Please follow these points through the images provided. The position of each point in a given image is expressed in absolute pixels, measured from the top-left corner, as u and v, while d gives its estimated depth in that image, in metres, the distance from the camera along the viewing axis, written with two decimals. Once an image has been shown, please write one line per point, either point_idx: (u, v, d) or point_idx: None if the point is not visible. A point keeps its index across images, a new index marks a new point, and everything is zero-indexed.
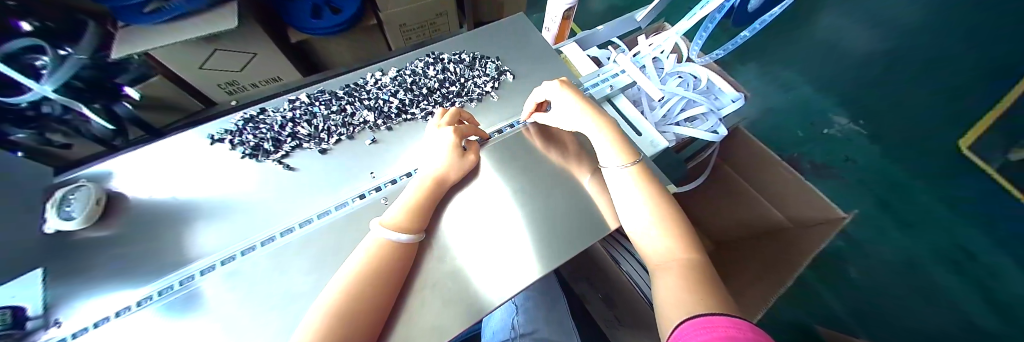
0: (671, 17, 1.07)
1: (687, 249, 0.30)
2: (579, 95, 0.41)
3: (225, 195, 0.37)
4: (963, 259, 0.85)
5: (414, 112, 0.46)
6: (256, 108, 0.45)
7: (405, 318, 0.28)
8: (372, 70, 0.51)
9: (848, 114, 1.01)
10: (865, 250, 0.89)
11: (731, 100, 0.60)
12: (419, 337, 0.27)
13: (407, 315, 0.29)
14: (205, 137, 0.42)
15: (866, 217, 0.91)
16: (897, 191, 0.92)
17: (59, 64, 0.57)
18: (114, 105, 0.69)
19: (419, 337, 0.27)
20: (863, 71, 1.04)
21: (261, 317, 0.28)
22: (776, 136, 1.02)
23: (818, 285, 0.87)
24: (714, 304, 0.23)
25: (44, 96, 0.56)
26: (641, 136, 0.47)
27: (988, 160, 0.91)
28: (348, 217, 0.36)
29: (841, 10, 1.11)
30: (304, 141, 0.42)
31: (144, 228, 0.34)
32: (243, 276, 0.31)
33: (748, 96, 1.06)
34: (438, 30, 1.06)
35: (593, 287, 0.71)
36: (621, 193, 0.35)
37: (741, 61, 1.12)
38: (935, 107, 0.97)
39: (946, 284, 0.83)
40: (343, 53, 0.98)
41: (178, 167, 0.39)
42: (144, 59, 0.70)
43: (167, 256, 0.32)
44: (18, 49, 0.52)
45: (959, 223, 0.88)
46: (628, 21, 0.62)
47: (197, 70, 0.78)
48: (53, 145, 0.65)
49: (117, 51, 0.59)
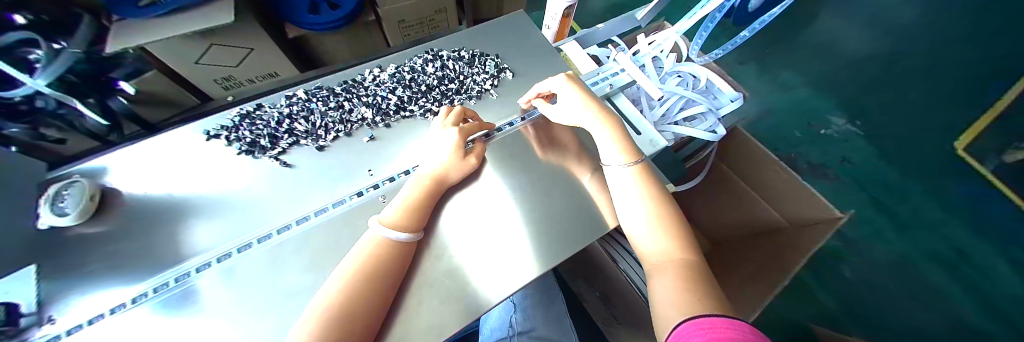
0: (671, 16, 1.07)
1: (685, 249, 0.30)
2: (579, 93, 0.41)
3: (221, 192, 0.37)
4: (955, 259, 0.86)
5: (412, 109, 0.46)
6: (253, 104, 0.45)
7: (403, 317, 0.28)
8: (370, 66, 0.51)
9: (845, 115, 1.01)
10: (859, 249, 0.89)
11: (730, 100, 0.60)
12: (417, 336, 0.27)
13: (405, 315, 0.29)
14: (201, 133, 0.41)
15: (861, 217, 0.91)
16: (892, 191, 0.93)
17: (53, 58, 0.56)
18: (109, 100, 0.69)
19: (418, 336, 0.27)
20: (861, 72, 1.04)
21: (258, 314, 0.28)
22: (774, 135, 1.02)
23: (813, 284, 0.88)
24: (712, 305, 0.23)
25: (38, 91, 0.56)
26: (640, 135, 0.47)
27: (981, 162, 0.92)
28: (345, 215, 0.36)
29: (839, 11, 1.11)
30: (301, 137, 0.41)
31: (138, 224, 0.34)
32: (239, 274, 0.31)
33: (747, 96, 1.07)
34: (438, 27, 1.05)
35: (591, 285, 0.71)
36: (620, 193, 0.35)
37: (740, 61, 1.12)
38: (931, 108, 0.98)
39: (940, 284, 0.84)
40: (341, 49, 0.97)
41: (173, 163, 0.38)
42: (139, 52, 0.69)
43: (162, 253, 0.32)
44: (12, 43, 0.52)
45: (953, 223, 0.89)
46: (628, 19, 0.62)
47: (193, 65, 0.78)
48: (46, 139, 0.64)
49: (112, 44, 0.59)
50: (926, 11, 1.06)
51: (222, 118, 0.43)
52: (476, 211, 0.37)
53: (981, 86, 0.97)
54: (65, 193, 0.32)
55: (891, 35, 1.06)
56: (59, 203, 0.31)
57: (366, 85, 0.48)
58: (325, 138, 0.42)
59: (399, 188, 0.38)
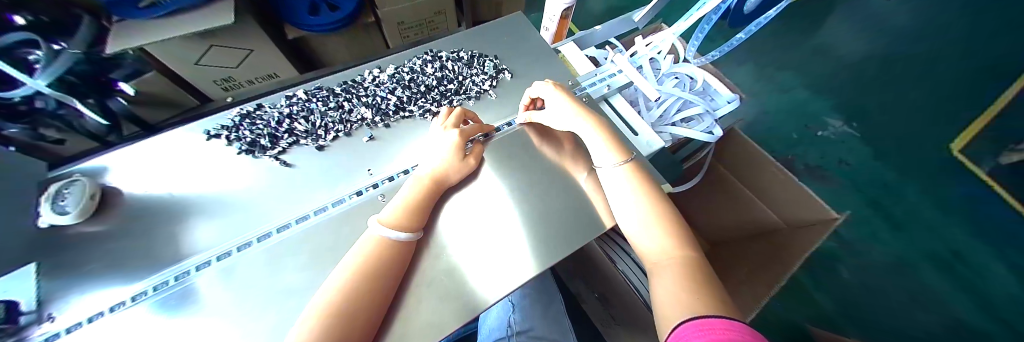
0: (669, 18, 1.08)
1: (683, 249, 0.30)
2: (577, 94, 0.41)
3: (222, 191, 0.37)
4: (951, 260, 0.86)
5: (411, 109, 0.46)
6: (253, 104, 0.45)
7: (403, 316, 0.29)
8: (370, 66, 0.51)
9: (842, 117, 1.02)
10: (857, 250, 0.90)
11: (727, 101, 0.60)
12: (417, 334, 0.27)
13: (405, 314, 0.29)
14: (201, 133, 0.42)
15: (858, 218, 0.92)
16: (889, 192, 0.93)
17: (53, 59, 0.56)
18: (108, 101, 0.69)
19: (417, 334, 0.27)
20: (857, 75, 1.05)
21: (259, 311, 0.29)
22: (772, 137, 1.02)
23: (810, 284, 0.88)
24: (710, 304, 0.24)
25: (38, 91, 0.56)
26: (637, 136, 0.47)
27: (976, 163, 0.92)
28: (345, 214, 0.36)
29: (834, 15, 1.13)
30: (301, 137, 0.42)
31: (138, 223, 0.34)
32: (239, 273, 0.31)
33: (744, 98, 1.07)
34: (437, 29, 1.06)
35: (589, 285, 0.71)
36: (618, 193, 0.35)
37: (738, 63, 1.13)
38: (927, 110, 0.99)
39: (937, 285, 0.85)
40: (340, 50, 0.98)
41: (173, 163, 0.39)
42: (139, 54, 0.69)
43: (162, 252, 0.32)
44: (12, 43, 0.51)
45: (948, 224, 0.89)
46: (625, 21, 0.62)
47: (193, 66, 0.78)
48: (46, 140, 0.65)
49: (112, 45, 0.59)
50: (921, 15, 1.07)
51: (222, 118, 0.43)
52: (475, 211, 0.37)
53: (976, 88, 0.98)
54: (66, 191, 0.32)
55: (887, 38, 1.07)
56: (60, 201, 0.31)
57: (366, 85, 0.48)
58: (324, 138, 0.42)
59: (398, 188, 0.39)
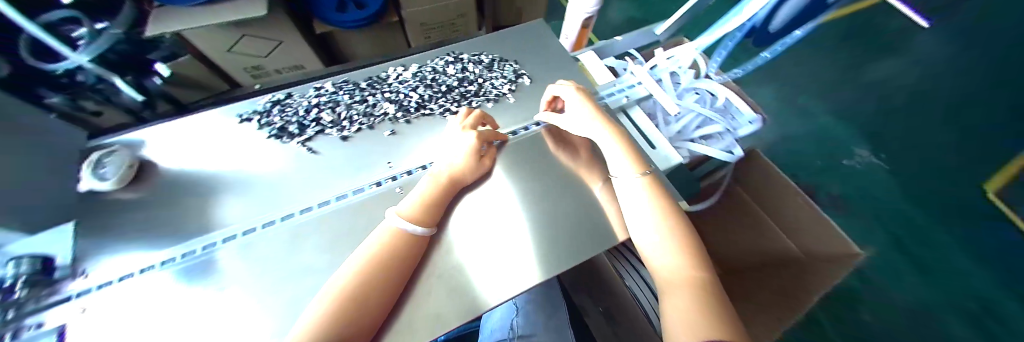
0: (691, 34, 1.07)
1: (697, 269, 0.29)
2: (598, 103, 0.42)
3: (250, 173, 0.38)
4: (982, 308, 0.81)
5: (432, 108, 0.47)
6: (283, 92, 0.47)
7: (413, 306, 0.29)
8: (394, 64, 0.53)
9: (869, 147, 0.98)
10: (877, 288, 0.85)
11: (749, 121, 0.59)
12: (420, 329, 0.27)
13: (416, 302, 0.29)
14: (234, 117, 0.43)
15: (881, 254, 0.88)
16: (916, 230, 0.89)
17: (96, 37, 0.62)
18: (143, 80, 0.75)
19: (420, 330, 0.27)
20: (887, 105, 1.02)
21: (274, 290, 0.29)
22: (792, 161, 0.99)
23: (824, 318, 0.84)
24: (727, 331, 0.22)
25: (79, 66, 0.62)
26: (655, 150, 0.46)
27: (1014, 207, 0.87)
28: (360, 205, 0.37)
29: (863, 45, 1.10)
30: (326, 127, 0.43)
31: (167, 196, 0.35)
32: (258, 251, 0.32)
33: (766, 120, 1.05)
34: (457, 31, 1.07)
35: (593, 299, 0.67)
36: (633, 205, 0.35)
37: (760, 84, 1.11)
38: (961, 148, 0.94)
39: (963, 338, 0.79)
40: (364, 45, 1.01)
41: (204, 142, 0.41)
42: (176, 38, 0.74)
43: (190, 223, 0.34)
44: (56, 20, 0.59)
45: (981, 270, 0.84)
46: (647, 33, 0.64)
47: (225, 53, 0.82)
48: (85, 111, 0.70)
49: (153, 29, 0.63)
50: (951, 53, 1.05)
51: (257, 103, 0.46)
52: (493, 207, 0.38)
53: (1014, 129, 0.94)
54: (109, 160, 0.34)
55: (917, 71, 1.05)
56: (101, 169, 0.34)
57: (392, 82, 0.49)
58: (348, 130, 0.43)
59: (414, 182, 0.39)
